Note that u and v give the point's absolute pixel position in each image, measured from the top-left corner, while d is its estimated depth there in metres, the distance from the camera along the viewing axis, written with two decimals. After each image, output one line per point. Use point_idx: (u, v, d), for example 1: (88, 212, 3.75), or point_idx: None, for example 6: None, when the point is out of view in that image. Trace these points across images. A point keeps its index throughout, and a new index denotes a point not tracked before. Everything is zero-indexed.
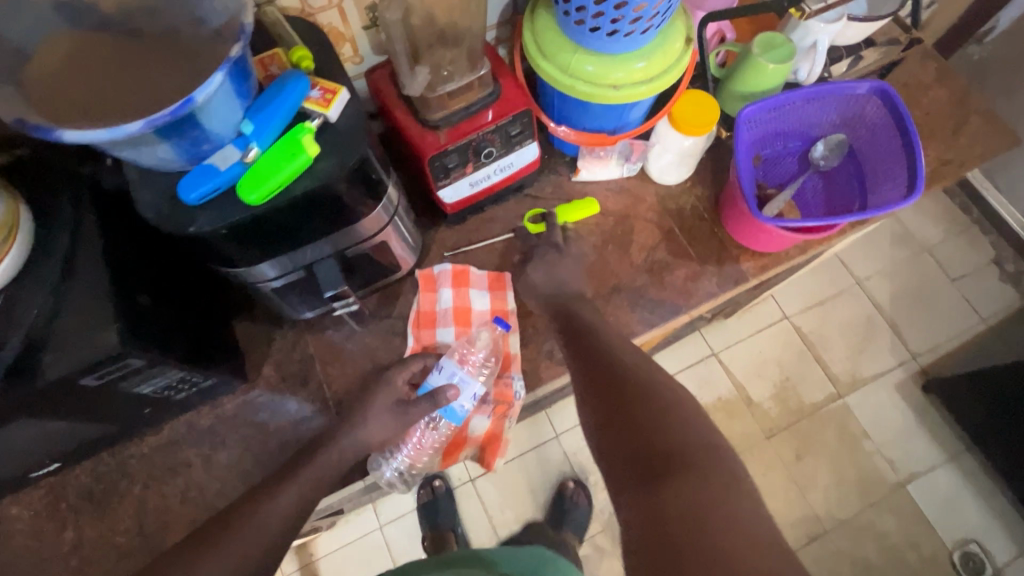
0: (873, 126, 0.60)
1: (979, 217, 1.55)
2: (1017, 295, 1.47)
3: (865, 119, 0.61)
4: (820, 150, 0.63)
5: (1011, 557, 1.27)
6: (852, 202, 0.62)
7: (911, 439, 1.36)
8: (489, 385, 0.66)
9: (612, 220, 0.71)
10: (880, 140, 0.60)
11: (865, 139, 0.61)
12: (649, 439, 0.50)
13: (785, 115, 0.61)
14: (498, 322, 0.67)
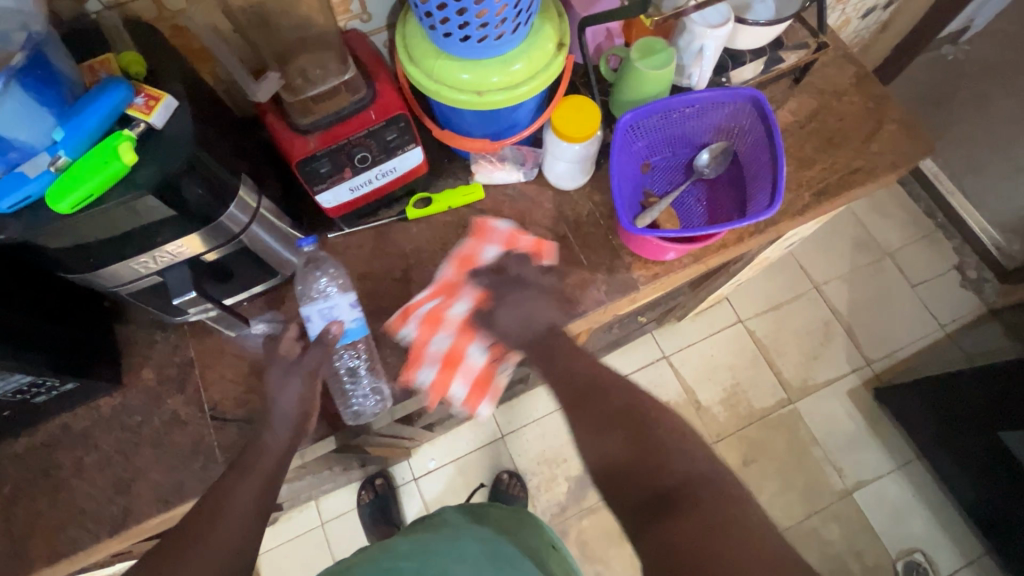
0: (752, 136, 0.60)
1: (944, 222, 1.51)
2: (978, 301, 1.44)
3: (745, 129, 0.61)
4: (704, 158, 0.63)
5: (956, 568, 1.25)
6: (731, 212, 0.62)
7: (861, 447, 1.34)
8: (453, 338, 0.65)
9: (506, 226, 0.70)
10: (758, 152, 0.59)
11: (745, 148, 0.61)
12: (624, 428, 0.54)
13: (668, 122, 0.61)
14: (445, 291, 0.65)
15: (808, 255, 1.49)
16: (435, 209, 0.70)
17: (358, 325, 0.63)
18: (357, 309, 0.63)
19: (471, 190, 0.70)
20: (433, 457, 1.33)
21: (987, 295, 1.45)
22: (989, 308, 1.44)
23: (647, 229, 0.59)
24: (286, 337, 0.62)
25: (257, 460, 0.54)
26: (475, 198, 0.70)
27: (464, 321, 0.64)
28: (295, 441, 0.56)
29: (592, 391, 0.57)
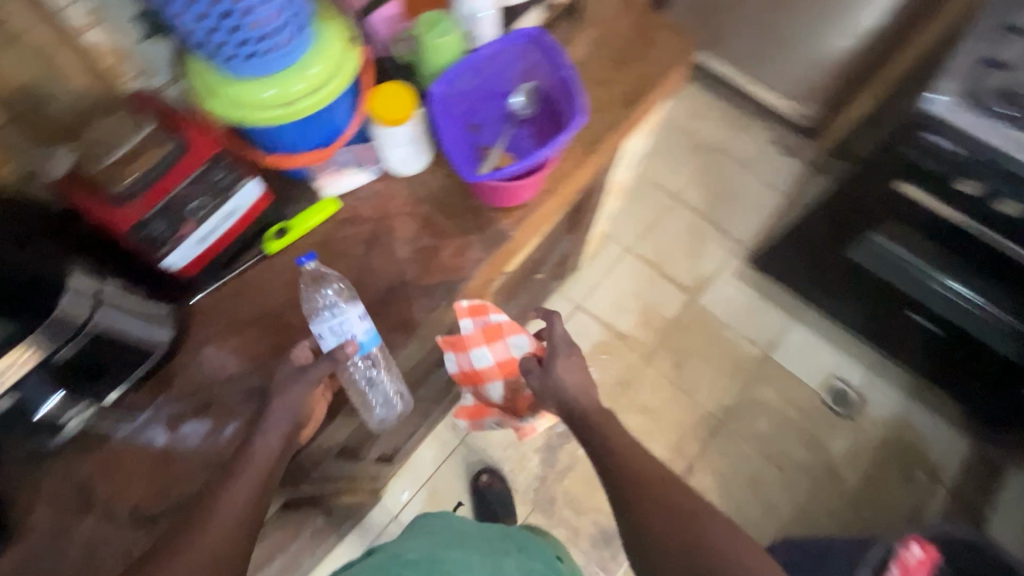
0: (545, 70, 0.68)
1: (750, 109, 1.75)
2: (798, 162, 1.69)
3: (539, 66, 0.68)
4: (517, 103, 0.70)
5: (866, 378, 1.45)
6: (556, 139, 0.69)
7: (760, 314, 1.51)
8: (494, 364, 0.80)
9: (370, 225, 0.71)
10: (556, 83, 0.67)
11: (545, 82, 0.69)
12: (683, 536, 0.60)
13: (474, 82, 0.67)
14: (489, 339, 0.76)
15: (658, 173, 1.66)
16: (296, 235, 0.70)
17: (368, 335, 0.62)
18: (366, 321, 0.61)
19: (325, 204, 0.71)
20: (406, 486, 1.30)
21: (803, 155, 1.69)
22: (808, 165, 1.68)
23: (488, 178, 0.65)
24: (299, 347, 0.61)
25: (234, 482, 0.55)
26: (331, 211, 0.71)
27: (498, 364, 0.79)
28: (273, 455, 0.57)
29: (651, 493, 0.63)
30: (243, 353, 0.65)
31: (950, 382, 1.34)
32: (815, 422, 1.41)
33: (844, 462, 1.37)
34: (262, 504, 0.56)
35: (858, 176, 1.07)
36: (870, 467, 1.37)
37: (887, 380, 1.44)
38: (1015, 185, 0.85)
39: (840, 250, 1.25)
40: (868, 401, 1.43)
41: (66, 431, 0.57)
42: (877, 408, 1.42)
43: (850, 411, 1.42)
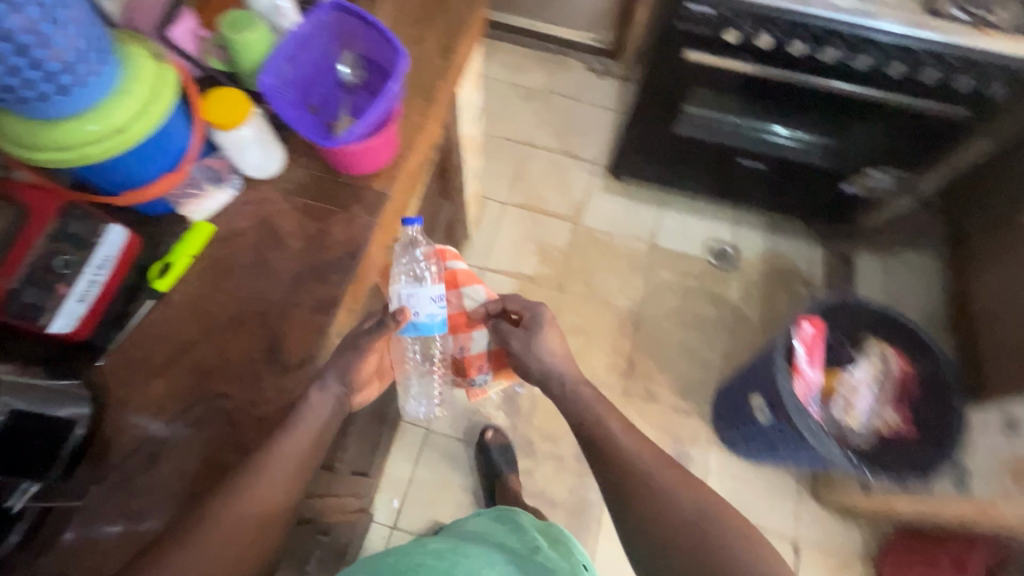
0: (355, 32, 0.73)
1: (558, 48, 1.94)
2: (615, 79, 1.90)
3: (348, 32, 0.74)
4: (344, 70, 0.74)
5: (733, 231, 1.70)
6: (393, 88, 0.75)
7: (634, 214, 1.71)
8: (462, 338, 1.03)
9: (252, 232, 0.72)
10: (371, 40, 0.72)
11: (360, 44, 0.74)
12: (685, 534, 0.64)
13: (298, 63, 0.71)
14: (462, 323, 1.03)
15: (505, 129, 1.82)
16: (180, 268, 0.68)
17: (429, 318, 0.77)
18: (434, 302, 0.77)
19: (199, 228, 0.70)
20: (393, 495, 1.33)
21: (616, 72, 1.91)
22: (623, 78, 1.90)
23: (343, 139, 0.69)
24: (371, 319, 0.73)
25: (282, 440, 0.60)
26: (207, 233, 0.71)
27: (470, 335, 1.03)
28: (320, 415, 0.63)
29: (653, 482, 0.68)
30: (172, 394, 0.64)
31: (791, 208, 1.61)
32: (710, 281, 1.63)
33: (744, 304, 1.60)
34: (269, 497, 0.58)
35: (657, 62, 1.24)
36: (763, 299, 1.61)
37: (749, 227, 1.70)
38: (767, 24, 1.06)
39: (670, 130, 1.43)
40: (741, 249, 1.67)
41: (21, 531, 0.54)
42: (750, 251, 1.67)
43: (732, 262, 1.65)
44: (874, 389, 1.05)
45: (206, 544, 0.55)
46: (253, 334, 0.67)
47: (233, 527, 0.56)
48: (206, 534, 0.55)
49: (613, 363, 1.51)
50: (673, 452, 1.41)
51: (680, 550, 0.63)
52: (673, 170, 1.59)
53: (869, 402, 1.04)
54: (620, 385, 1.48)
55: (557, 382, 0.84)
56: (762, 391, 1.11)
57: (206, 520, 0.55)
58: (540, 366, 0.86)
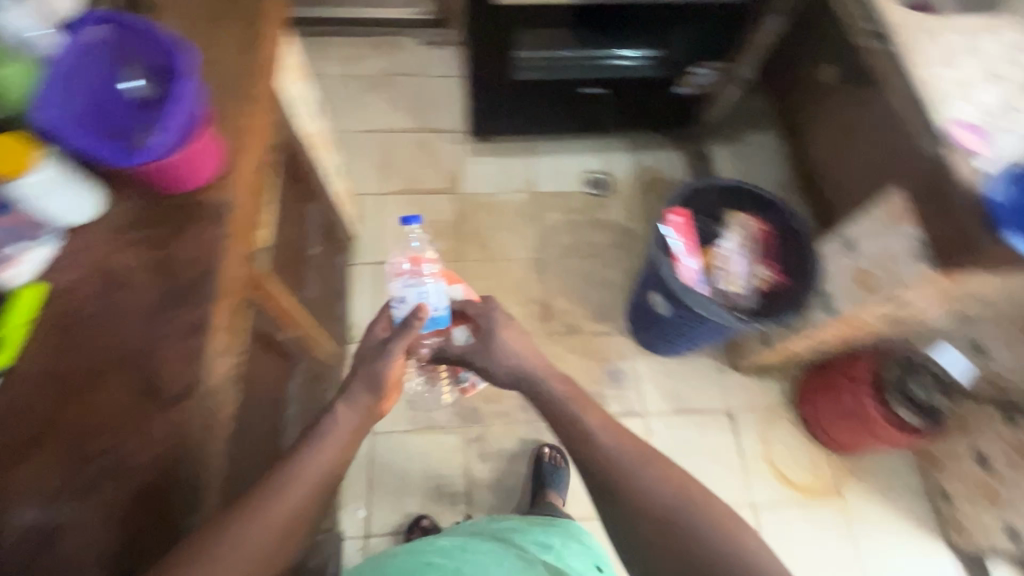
0: (127, 44, 0.69)
1: (388, 29, 1.93)
2: (451, 46, 1.92)
3: (119, 47, 0.69)
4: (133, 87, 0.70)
5: (601, 159, 1.80)
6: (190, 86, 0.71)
7: (508, 168, 1.75)
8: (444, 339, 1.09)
9: (90, 281, 0.67)
10: (147, 47, 0.68)
11: (137, 54, 0.70)
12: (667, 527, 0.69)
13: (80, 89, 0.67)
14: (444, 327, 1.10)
15: (359, 120, 1.77)
16: (16, 340, 0.62)
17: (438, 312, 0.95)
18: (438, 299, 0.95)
19: (27, 294, 0.64)
20: (357, 505, 1.31)
21: (450, 38, 1.93)
22: (459, 43, 1.93)
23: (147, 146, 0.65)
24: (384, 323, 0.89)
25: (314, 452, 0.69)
26: (41, 296, 0.65)
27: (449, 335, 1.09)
28: (345, 433, 0.73)
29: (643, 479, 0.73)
30: (50, 472, 0.58)
31: (643, 123, 1.73)
32: (594, 210, 1.72)
33: (629, 221, 1.71)
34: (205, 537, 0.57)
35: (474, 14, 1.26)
36: (644, 211, 1.72)
37: (613, 151, 1.81)
38: None
39: (510, 78, 1.46)
40: (613, 173, 1.78)
41: None
42: (621, 173, 1.78)
43: (607, 187, 1.75)
44: (743, 254, 1.17)
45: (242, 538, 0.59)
46: (123, 381, 0.63)
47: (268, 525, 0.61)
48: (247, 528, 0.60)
49: (529, 312, 1.56)
50: (605, 371, 1.50)
51: (667, 539, 0.68)
52: (528, 118, 1.63)
53: (743, 266, 1.16)
54: (541, 328, 1.54)
55: (524, 382, 0.89)
56: (655, 288, 1.21)
57: (241, 519, 0.60)
58: (507, 370, 0.92)
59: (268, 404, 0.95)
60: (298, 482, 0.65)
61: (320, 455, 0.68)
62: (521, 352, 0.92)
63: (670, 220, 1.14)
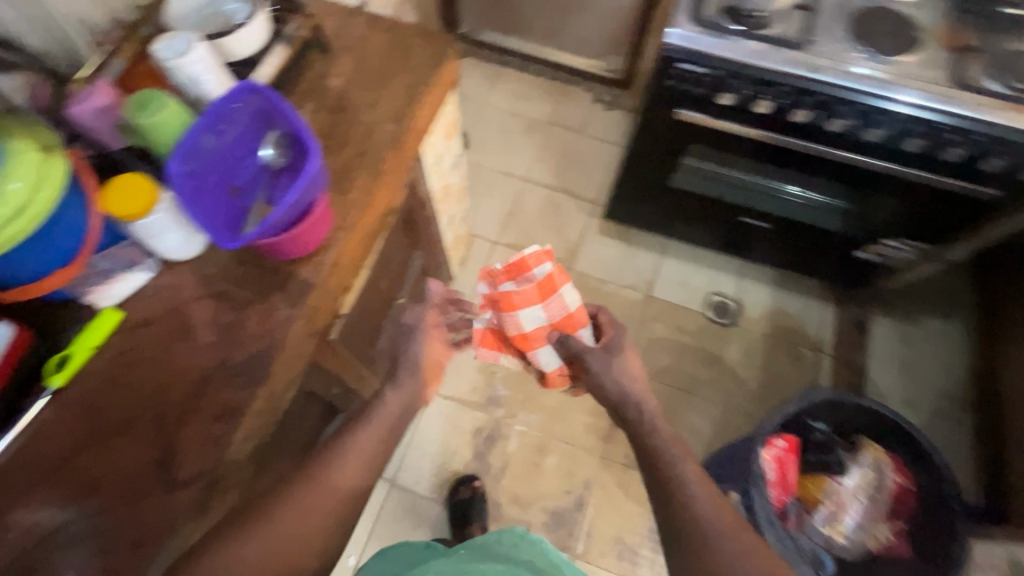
0: (275, 114, 0.68)
1: (566, 77, 1.88)
2: (623, 112, 1.83)
3: (273, 114, 0.68)
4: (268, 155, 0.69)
5: (738, 285, 1.58)
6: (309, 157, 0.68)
7: (632, 259, 1.61)
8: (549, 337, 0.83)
9: (165, 321, 0.68)
10: (284, 117, 0.67)
11: (283, 122, 0.68)
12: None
13: (209, 144, 0.65)
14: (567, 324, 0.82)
15: (503, 161, 1.74)
16: (82, 359, 0.65)
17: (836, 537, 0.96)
18: (851, 530, 0.95)
19: (105, 317, 0.66)
20: (351, 553, 1.28)
21: (624, 104, 1.85)
22: (631, 112, 1.84)
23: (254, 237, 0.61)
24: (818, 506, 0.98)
25: (354, 445, 0.65)
26: (114, 325, 0.67)
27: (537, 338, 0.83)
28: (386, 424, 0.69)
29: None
30: (50, 508, 0.59)
31: (800, 266, 1.50)
32: (708, 339, 1.52)
33: (743, 366, 1.49)
34: None
35: (650, 115, 1.10)
36: (764, 361, 1.50)
37: (755, 281, 1.59)
38: (767, 89, 0.93)
39: (665, 182, 1.32)
40: (745, 306, 1.56)
41: None
42: (755, 309, 1.55)
43: (732, 319, 1.54)
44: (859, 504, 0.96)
45: (274, 525, 0.57)
46: (149, 440, 0.63)
47: (298, 514, 0.58)
48: (283, 510, 0.58)
49: (593, 425, 1.40)
50: (651, 527, 1.30)
51: None
52: (672, 220, 1.49)
53: (858, 514, 0.96)
54: (597, 447, 1.38)
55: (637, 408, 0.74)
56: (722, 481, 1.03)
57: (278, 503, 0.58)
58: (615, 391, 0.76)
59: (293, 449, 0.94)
60: (340, 478, 0.62)
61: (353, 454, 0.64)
62: (643, 380, 0.78)
63: (774, 441, 0.95)
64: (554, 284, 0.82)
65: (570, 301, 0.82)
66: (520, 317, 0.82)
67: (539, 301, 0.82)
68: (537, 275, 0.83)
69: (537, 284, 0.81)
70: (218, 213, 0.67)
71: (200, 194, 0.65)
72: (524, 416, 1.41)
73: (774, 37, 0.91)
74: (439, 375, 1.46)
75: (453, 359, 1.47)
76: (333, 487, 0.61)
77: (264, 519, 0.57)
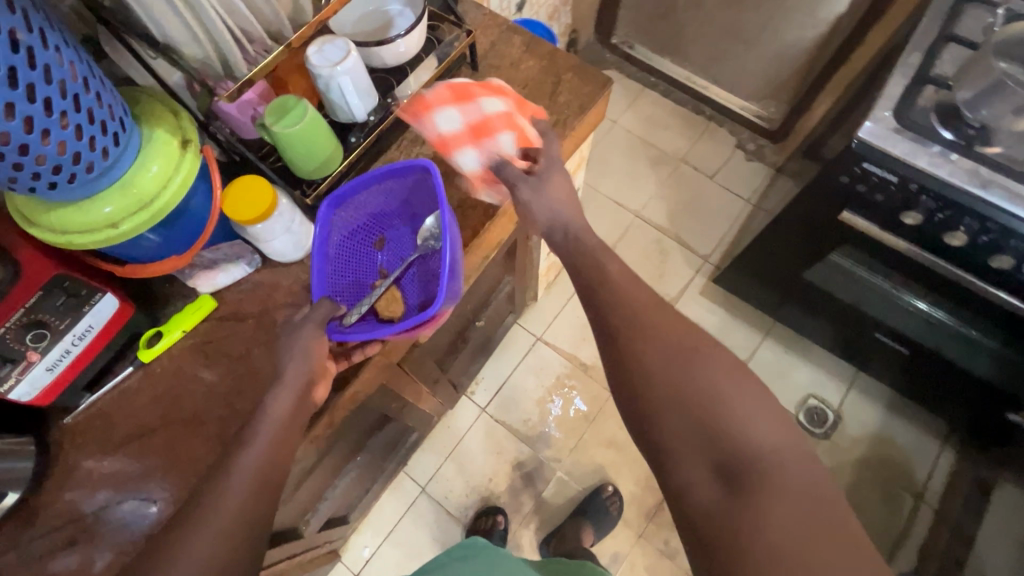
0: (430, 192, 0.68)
1: (712, 113, 1.72)
2: (764, 166, 1.65)
3: (426, 191, 0.68)
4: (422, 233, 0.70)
5: (844, 395, 1.39)
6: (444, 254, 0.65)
7: (730, 332, 1.46)
8: (466, 143, 0.72)
9: (252, 322, 0.68)
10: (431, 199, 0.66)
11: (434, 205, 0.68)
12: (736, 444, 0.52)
13: (366, 196, 0.68)
14: (486, 127, 0.72)
15: (620, 190, 1.64)
16: (171, 339, 0.66)
17: None
18: None
19: (200, 304, 0.67)
20: (368, 542, 1.31)
21: (769, 158, 1.66)
22: (774, 168, 1.65)
23: (348, 331, 0.63)
24: None
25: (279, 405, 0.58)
26: (207, 311, 0.68)
27: (446, 137, 0.73)
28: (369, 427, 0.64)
29: (675, 387, 0.52)
30: (111, 480, 0.61)
31: (928, 399, 1.28)
32: None
33: None
34: None
35: (804, 204, 0.96)
36: (849, 489, 1.32)
37: (865, 397, 1.39)
38: (970, 220, 0.76)
39: (800, 271, 1.17)
40: (845, 421, 1.37)
41: None
42: (856, 427, 1.37)
43: (827, 431, 1.36)
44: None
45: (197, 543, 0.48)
46: (209, 440, 0.63)
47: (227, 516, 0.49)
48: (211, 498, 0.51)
49: (638, 497, 1.31)
50: None
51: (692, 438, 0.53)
52: (789, 306, 1.32)
53: None
54: (635, 521, 1.30)
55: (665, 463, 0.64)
56: None
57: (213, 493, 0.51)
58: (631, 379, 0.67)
59: (342, 449, 0.94)
60: None
61: (257, 438, 0.54)
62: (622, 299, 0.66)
63: None
64: (474, 98, 0.74)
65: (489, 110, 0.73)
66: (456, 159, 0.73)
67: (474, 143, 0.72)
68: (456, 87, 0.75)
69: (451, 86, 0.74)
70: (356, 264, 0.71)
71: (339, 246, 0.69)
72: (569, 463, 1.35)
73: (1005, 164, 0.74)
74: (495, 395, 1.42)
75: (512, 384, 1.43)
76: (250, 484, 0.51)
77: (172, 548, 0.47)
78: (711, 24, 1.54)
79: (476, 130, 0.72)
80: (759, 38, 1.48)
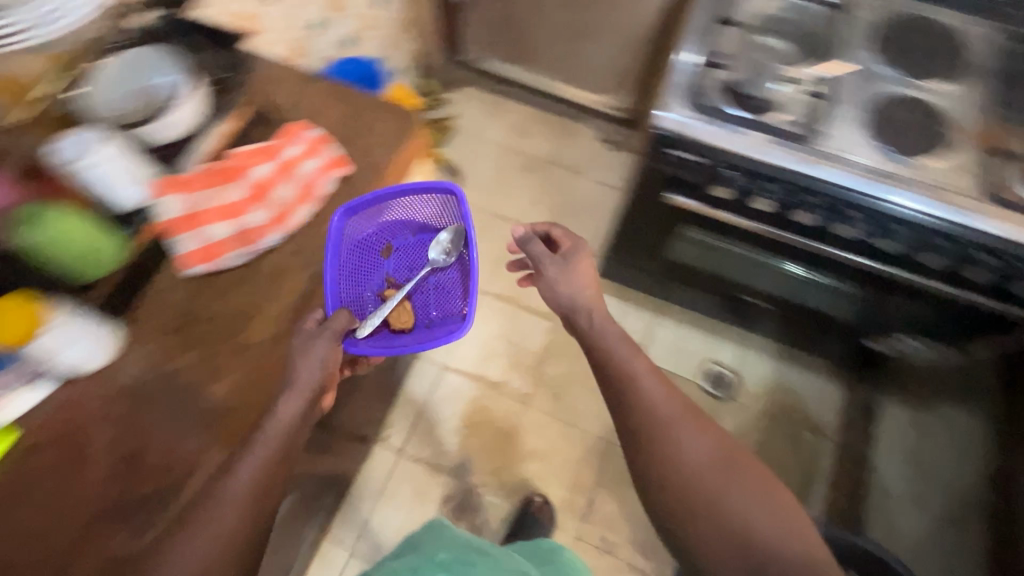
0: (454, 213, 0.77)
1: (571, 112, 1.77)
2: (628, 154, 1.72)
3: (451, 208, 0.77)
4: (442, 242, 0.78)
5: (737, 354, 1.47)
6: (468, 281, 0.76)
7: (625, 318, 1.51)
8: (250, 208, 0.73)
9: (58, 445, 0.62)
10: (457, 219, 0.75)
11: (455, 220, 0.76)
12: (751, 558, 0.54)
13: (365, 216, 0.76)
14: (254, 185, 0.73)
15: (498, 203, 1.65)
16: None
17: None
18: None
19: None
20: None
21: (631, 145, 1.73)
22: (638, 154, 1.72)
23: (361, 344, 0.71)
24: None
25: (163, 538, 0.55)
26: (5, 445, 0.61)
27: (231, 217, 0.72)
28: None
29: (689, 488, 0.58)
30: None
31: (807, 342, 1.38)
32: None
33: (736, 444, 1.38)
34: None
35: (636, 194, 1.00)
36: (760, 441, 1.39)
37: (756, 351, 1.47)
38: (762, 182, 0.82)
39: (663, 253, 1.23)
40: (744, 378, 1.45)
41: None
42: (754, 382, 1.44)
43: (730, 392, 1.43)
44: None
45: None
46: None
47: None
48: None
49: (569, 501, 1.32)
50: None
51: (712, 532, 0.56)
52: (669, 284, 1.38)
53: None
54: (570, 526, 1.30)
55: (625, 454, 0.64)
56: None
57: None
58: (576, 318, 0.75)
59: None
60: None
61: (240, 471, 0.57)
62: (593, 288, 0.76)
63: None
64: (211, 174, 0.73)
65: (238, 173, 0.74)
66: (202, 234, 0.70)
67: (229, 219, 0.72)
68: (180, 181, 0.71)
69: (179, 184, 0.71)
70: (364, 275, 0.78)
71: (347, 253, 0.76)
72: (497, 485, 1.34)
73: (781, 128, 0.80)
74: (410, 435, 1.39)
75: (424, 421, 1.39)
76: (224, 525, 0.54)
77: None
78: (547, 29, 1.58)
79: (247, 193, 0.73)
80: (592, 37, 1.54)
